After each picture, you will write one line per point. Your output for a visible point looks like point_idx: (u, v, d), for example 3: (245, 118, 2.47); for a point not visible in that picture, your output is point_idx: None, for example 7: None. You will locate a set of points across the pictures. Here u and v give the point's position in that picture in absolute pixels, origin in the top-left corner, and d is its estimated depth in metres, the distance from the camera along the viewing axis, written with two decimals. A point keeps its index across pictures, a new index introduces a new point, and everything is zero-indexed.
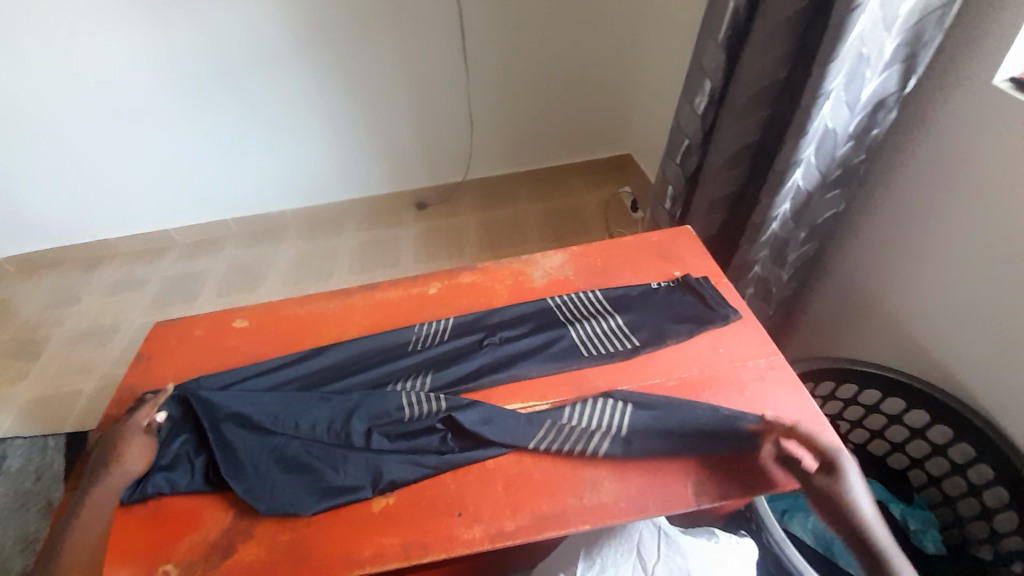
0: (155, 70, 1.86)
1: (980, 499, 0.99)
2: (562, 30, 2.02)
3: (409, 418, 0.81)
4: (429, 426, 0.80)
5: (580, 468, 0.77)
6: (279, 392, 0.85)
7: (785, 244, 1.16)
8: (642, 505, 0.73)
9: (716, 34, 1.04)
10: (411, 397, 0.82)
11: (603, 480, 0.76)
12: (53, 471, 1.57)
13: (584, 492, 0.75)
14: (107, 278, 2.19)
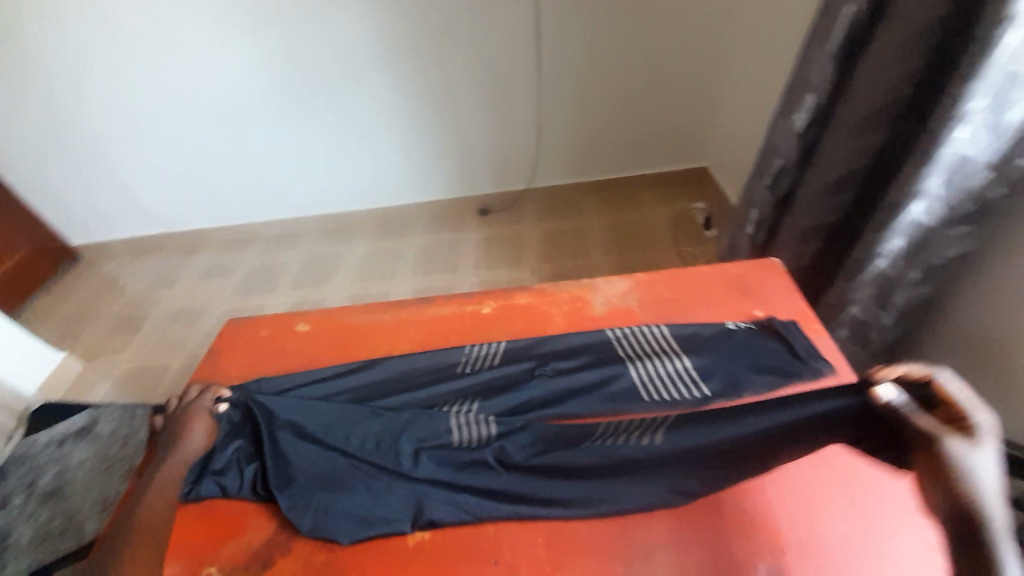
0: (254, 76, 2.00)
1: None
2: (643, 37, 1.94)
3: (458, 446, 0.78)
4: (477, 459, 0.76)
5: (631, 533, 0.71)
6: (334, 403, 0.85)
7: (894, 285, 0.99)
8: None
9: (826, 44, 0.94)
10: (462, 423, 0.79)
11: (657, 547, 0.69)
12: (136, 439, 1.72)
13: (635, 558, 0.68)
14: (200, 265, 2.40)
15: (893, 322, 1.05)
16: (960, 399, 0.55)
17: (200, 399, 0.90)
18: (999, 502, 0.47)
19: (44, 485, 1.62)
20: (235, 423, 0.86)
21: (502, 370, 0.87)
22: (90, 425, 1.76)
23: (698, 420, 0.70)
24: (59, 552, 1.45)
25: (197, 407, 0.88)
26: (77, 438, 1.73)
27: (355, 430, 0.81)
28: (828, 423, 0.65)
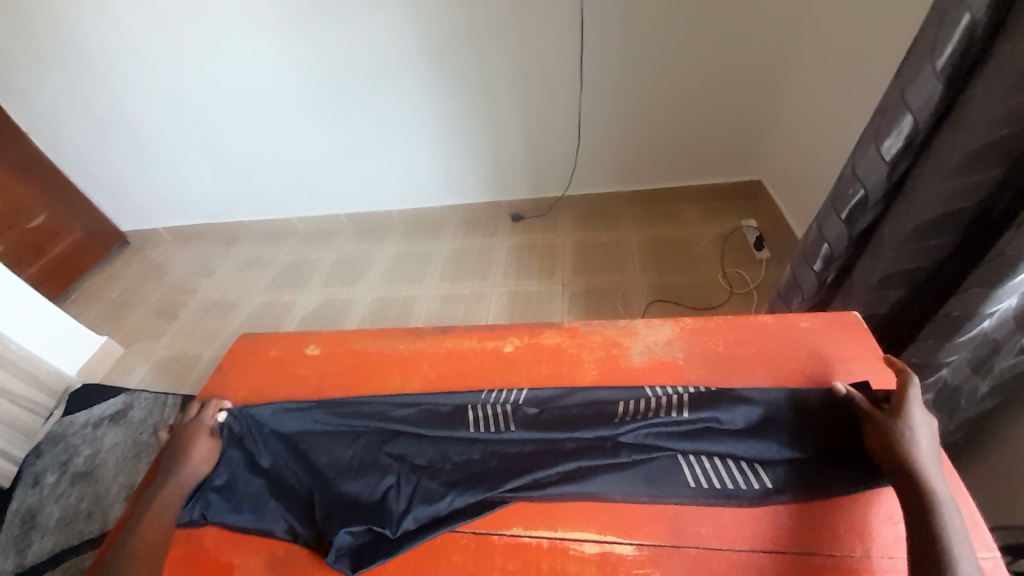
0: (295, 68, 1.95)
1: None
2: (702, 39, 1.74)
3: (462, 480, 0.70)
4: (484, 502, 0.68)
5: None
6: (322, 417, 0.82)
7: (998, 351, 0.82)
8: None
9: (936, 57, 0.76)
10: (470, 456, 0.72)
11: None
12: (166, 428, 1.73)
13: None
14: (237, 256, 2.42)
15: (989, 392, 0.88)
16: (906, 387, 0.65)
17: (203, 417, 0.83)
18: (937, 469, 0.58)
19: (80, 465, 1.65)
20: (233, 435, 0.81)
21: (509, 428, 0.74)
22: (124, 410, 1.78)
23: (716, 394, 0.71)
24: (85, 536, 1.46)
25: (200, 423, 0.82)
26: (111, 423, 1.75)
27: (344, 471, 0.73)
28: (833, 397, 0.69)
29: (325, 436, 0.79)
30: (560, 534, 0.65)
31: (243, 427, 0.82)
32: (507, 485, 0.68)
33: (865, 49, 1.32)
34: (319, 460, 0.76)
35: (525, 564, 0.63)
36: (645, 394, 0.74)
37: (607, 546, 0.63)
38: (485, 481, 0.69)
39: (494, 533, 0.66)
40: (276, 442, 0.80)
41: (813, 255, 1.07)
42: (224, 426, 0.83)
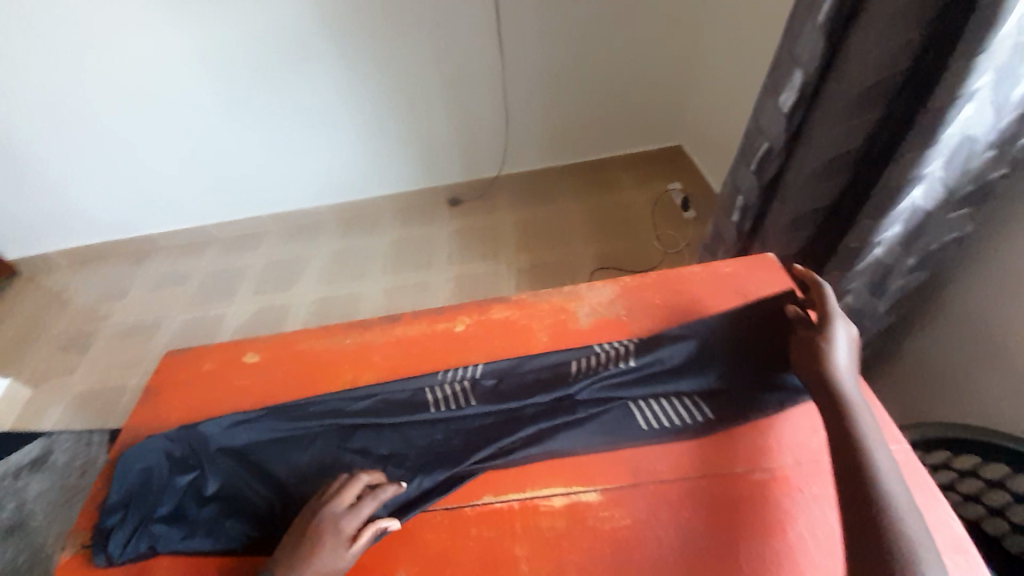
0: (189, 59, 1.77)
1: None
2: (615, 9, 1.78)
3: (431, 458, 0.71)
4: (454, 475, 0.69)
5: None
6: (273, 423, 0.79)
7: (888, 273, 0.93)
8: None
9: (816, 14, 0.83)
10: (432, 436, 0.73)
11: None
12: (98, 466, 1.57)
13: None
14: (151, 274, 2.20)
15: (887, 310, 1.00)
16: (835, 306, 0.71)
17: (358, 512, 0.62)
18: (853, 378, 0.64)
19: (2, 521, 1.46)
20: (176, 460, 0.76)
21: (470, 404, 0.75)
22: (43, 456, 1.59)
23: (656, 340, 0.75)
24: None
25: (336, 519, 0.62)
26: (32, 470, 1.56)
27: (307, 474, 0.72)
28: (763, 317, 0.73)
29: (278, 443, 0.76)
30: (526, 493, 0.67)
31: (186, 450, 0.76)
32: (475, 454, 0.70)
33: (763, 11, 1.42)
34: (276, 469, 0.73)
35: (499, 527, 0.65)
36: (592, 351, 0.77)
37: (575, 496, 0.67)
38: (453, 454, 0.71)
39: (466, 506, 0.68)
40: (223, 458, 0.75)
41: (731, 207, 1.15)
42: (161, 453, 0.76)
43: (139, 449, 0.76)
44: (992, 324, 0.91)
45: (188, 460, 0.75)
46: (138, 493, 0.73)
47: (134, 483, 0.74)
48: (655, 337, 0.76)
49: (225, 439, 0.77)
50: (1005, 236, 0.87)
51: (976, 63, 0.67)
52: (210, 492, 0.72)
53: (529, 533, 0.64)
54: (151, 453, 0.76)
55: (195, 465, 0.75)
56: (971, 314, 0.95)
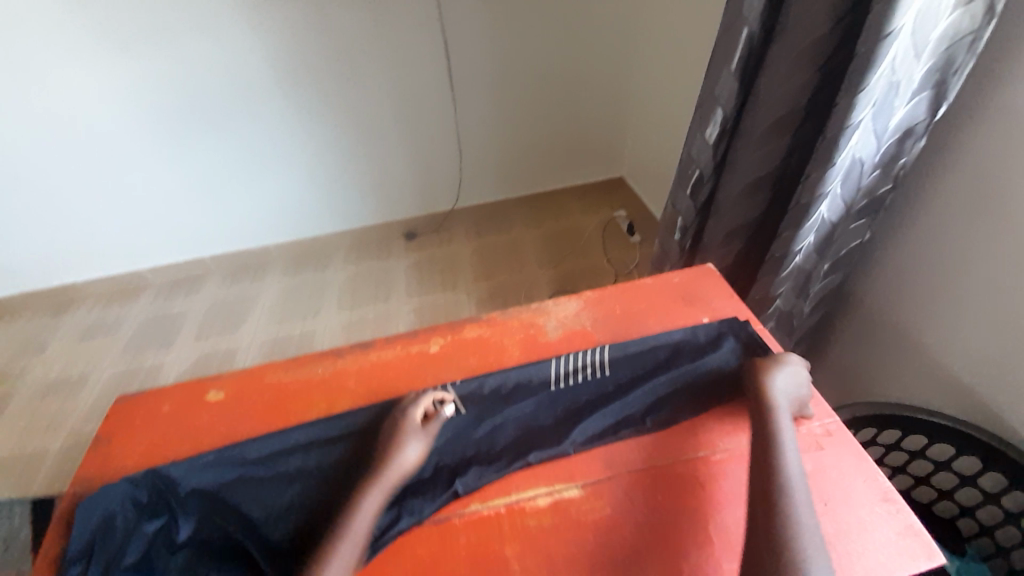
0: (125, 103, 1.73)
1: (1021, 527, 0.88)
2: (556, 54, 1.95)
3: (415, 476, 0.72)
4: (440, 486, 0.71)
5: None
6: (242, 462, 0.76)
7: (808, 278, 1.08)
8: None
9: (730, 61, 0.97)
10: None
11: None
12: (19, 543, 1.39)
13: None
14: (78, 324, 2.03)
15: (811, 309, 1.15)
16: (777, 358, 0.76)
17: (420, 404, 0.76)
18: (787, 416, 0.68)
19: None
20: (142, 505, 0.72)
21: (460, 412, 0.78)
22: None
23: (622, 350, 0.83)
24: None
25: (409, 414, 0.75)
26: None
27: (285, 519, 0.70)
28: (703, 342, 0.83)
29: (255, 485, 0.73)
30: (507, 488, 0.71)
31: (152, 494, 0.73)
32: (465, 482, 0.70)
33: (694, 58, 1.63)
34: (250, 511, 0.71)
35: (486, 534, 0.67)
36: (566, 353, 0.84)
37: (558, 493, 0.70)
38: (439, 470, 0.73)
39: (453, 516, 0.69)
40: (195, 501, 0.72)
41: (673, 228, 1.27)
42: (123, 498, 0.72)
43: (100, 495, 0.72)
44: (897, 313, 1.07)
45: (156, 505, 0.72)
46: (100, 542, 0.68)
47: (94, 532, 0.69)
48: (620, 346, 0.83)
49: (196, 479, 0.74)
50: (898, 238, 1.03)
51: (857, 100, 0.81)
52: (182, 538, 0.69)
53: (517, 535, 0.66)
54: (111, 499, 0.72)
55: (165, 510, 0.72)
56: (880, 307, 1.10)
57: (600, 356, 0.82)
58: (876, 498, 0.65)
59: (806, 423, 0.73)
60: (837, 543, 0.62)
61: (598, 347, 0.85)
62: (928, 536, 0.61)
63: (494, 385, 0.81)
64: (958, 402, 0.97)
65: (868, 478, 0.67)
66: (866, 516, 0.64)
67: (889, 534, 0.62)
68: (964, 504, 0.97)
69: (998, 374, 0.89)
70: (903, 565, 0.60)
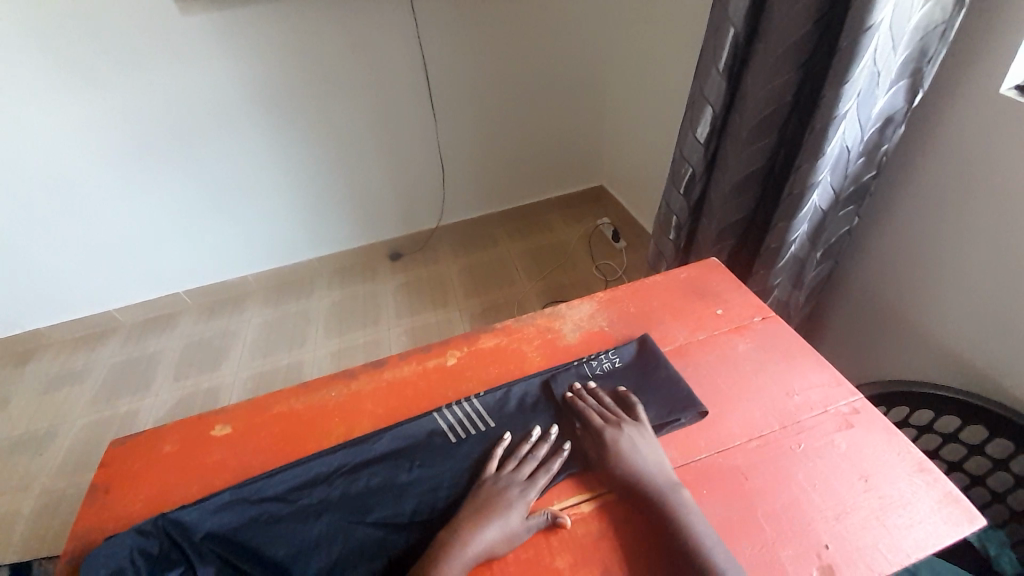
0: (91, 138, 1.66)
1: None
2: (534, 68, 1.99)
3: (451, 495, 0.70)
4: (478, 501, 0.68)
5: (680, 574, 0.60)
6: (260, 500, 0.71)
7: (803, 266, 1.11)
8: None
9: (717, 62, 1.01)
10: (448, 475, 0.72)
11: None
12: None
13: None
14: (42, 373, 1.90)
15: (806, 298, 1.18)
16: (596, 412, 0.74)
17: (536, 484, 0.68)
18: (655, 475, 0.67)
19: None
20: (153, 557, 0.67)
21: (487, 425, 0.77)
22: None
23: (636, 350, 0.84)
24: None
25: (511, 483, 0.68)
26: None
27: (315, 559, 0.65)
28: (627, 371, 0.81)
29: (278, 525, 0.69)
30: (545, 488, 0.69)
31: (163, 544, 0.67)
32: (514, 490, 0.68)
33: (670, 66, 1.69)
34: (275, 553, 0.66)
35: (533, 546, 0.65)
36: (585, 356, 0.85)
37: (600, 497, 0.68)
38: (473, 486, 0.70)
39: None
40: (212, 547, 0.67)
41: (667, 228, 1.30)
42: (131, 552, 0.67)
43: (105, 550, 0.67)
44: (889, 294, 1.11)
45: (169, 555, 0.67)
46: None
47: None
48: (632, 347, 0.84)
49: (211, 523, 0.69)
50: (884, 223, 1.09)
51: (842, 92, 0.86)
52: None
53: (566, 544, 0.64)
54: (119, 553, 0.67)
55: (179, 560, 0.66)
56: (873, 289, 1.15)
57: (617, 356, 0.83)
58: (912, 469, 0.67)
59: (833, 404, 0.75)
60: (883, 517, 0.63)
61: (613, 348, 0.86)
62: (966, 501, 0.63)
63: (519, 395, 0.80)
64: (956, 375, 1.01)
65: (901, 451, 0.69)
66: (907, 489, 0.65)
67: (930, 503, 0.64)
68: (974, 473, 1.01)
69: (994, 343, 0.93)
70: (948, 533, 0.61)
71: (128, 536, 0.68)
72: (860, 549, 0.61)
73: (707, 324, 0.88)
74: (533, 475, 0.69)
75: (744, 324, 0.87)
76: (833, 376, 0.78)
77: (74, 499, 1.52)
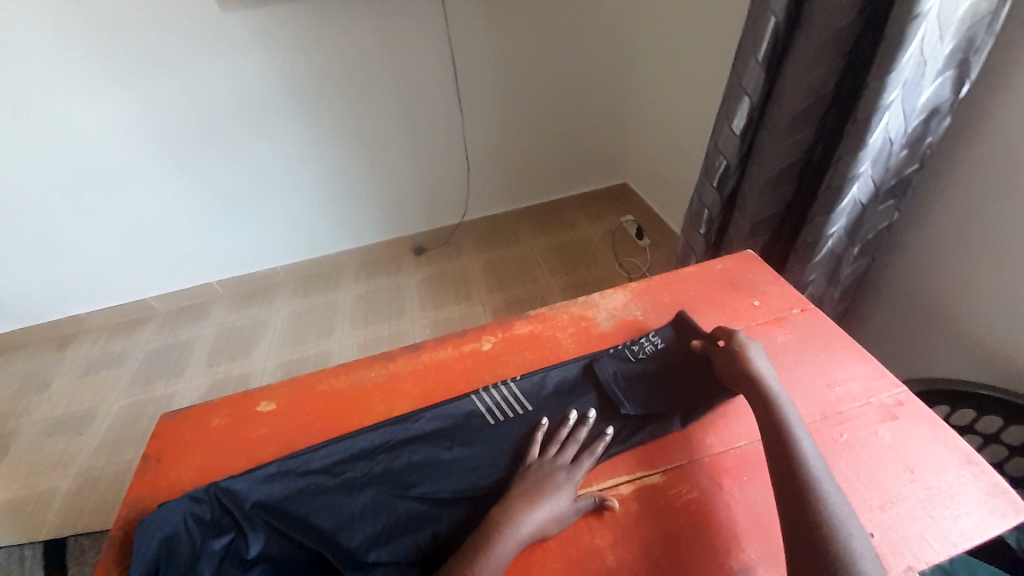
0: (133, 133, 1.73)
1: None
2: (563, 63, 1.99)
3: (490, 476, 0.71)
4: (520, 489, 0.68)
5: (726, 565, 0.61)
6: (304, 474, 0.74)
7: (839, 262, 1.10)
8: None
9: (756, 53, 1.01)
10: (489, 456, 0.74)
11: (757, 567, 0.61)
12: None
13: None
14: (81, 357, 1.99)
15: (841, 294, 1.17)
16: (752, 354, 0.73)
17: (580, 467, 0.69)
18: (791, 411, 0.67)
19: None
20: (205, 522, 0.70)
21: (525, 409, 0.78)
22: None
23: (675, 336, 0.84)
24: None
25: (557, 467, 0.70)
26: None
27: (361, 529, 0.68)
28: (660, 357, 0.82)
29: (323, 496, 0.72)
30: (589, 471, 0.71)
31: (215, 510, 0.70)
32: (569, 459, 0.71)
33: (700, 62, 1.68)
34: (322, 523, 0.69)
35: (574, 525, 0.66)
36: (622, 343, 0.86)
37: (640, 481, 0.70)
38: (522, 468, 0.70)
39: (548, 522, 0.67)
40: (262, 515, 0.70)
41: (698, 221, 1.29)
42: (184, 517, 0.70)
43: (161, 514, 0.70)
44: (931, 292, 1.09)
45: (222, 521, 0.70)
46: (166, 563, 0.66)
47: (158, 553, 0.67)
48: (669, 333, 0.85)
49: (260, 492, 0.72)
50: (926, 218, 1.06)
51: (887, 82, 0.84)
52: (253, 554, 0.67)
53: (607, 524, 0.66)
54: (174, 517, 0.70)
55: (230, 525, 0.69)
56: (913, 286, 1.12)
57: (654, 344, 0.84)
58: (960, 461, 0.66)
59: (877, 396, 0.74)
60: (931, 507, 0.62)
61: (649, 334, 0.86)
62: (1016, 494, 0.63)
63: (558, 379, 0.82)
64: (999, 375, 0.99)
65: (948, 444, 0.68)
66: (954, 480, 0.65)
67: (978, 495, 0.63)
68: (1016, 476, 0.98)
69: None
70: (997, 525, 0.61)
71: (181, 502, 0.71)
72: (908, 539, 0.60)
73: (742, 316, 0.88)
74: (576, 458, 0.71)
75: (781, 316, 0.87)
76: (874, 368, 0.77)
77: (111, 477, 1.59)
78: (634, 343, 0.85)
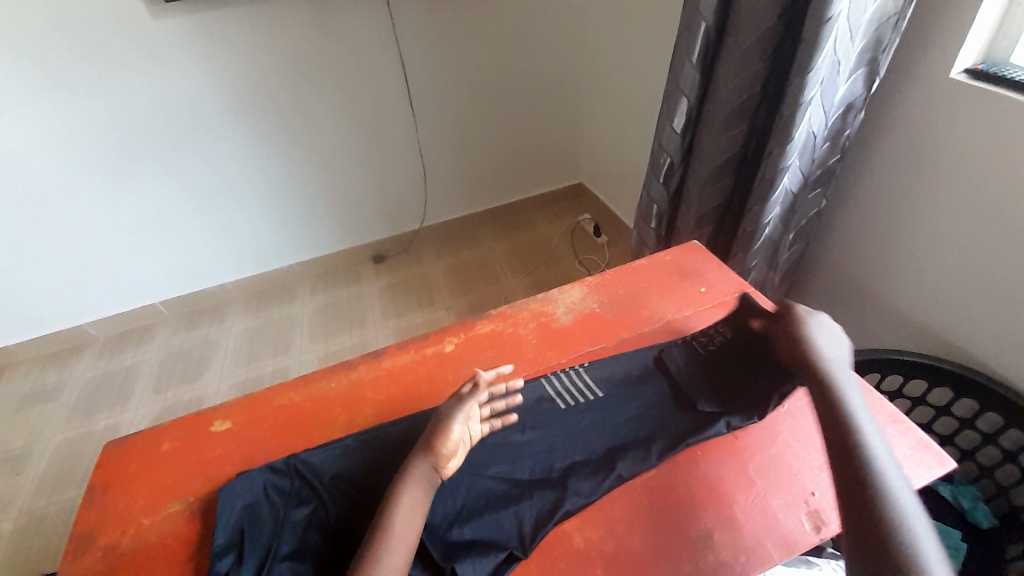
0: (59, 148, 1.61)
1: (998, 444, 0.99)
2: (513, 67, 2.03)
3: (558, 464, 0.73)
4: (549, 484, 0.71)
5: (683, 536, 0.65)
6: (375, 451, 0.75)
7: (776, 248, 1.18)
8: (767, 555, 0.63)
9: (691, 55, 1.07)
10: (562, 448, 0.75)
11: (713, 533, 0.65)
12: None
13: (699, 554, 0.64)
14: (11, 392, 1.82)
15: (781, 278, 1.25)
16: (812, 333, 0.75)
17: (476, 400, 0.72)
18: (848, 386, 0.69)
19: None
20: (285, 493, 0.71)
21: (596, 395, 0.81)
22: None
23: (739, 323, 0.84)
24: None
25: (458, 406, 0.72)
26: None
27: (442, 505, 0.69)
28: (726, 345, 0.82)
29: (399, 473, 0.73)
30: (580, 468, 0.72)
31: (295, 483, 0.72)
32: (557, 460, 0.73)
33: (643, 65, 1.76)
34: None
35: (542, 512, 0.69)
36: (688, 336, 0.86)
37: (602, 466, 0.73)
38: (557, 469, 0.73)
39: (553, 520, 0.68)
40: (339, 487, 0.72)
41: (648, 216, 1.35)
42: (265, 486, 0.72)
43: (245, 481, 0.72)
44: (859, 271, 1.19)
45: (301, 493, 0.71)
46: (249, 530, 0.68)
47: (241, 521, 0.69)
48: (735, 322, 0.84)
49: (336, 466, 0.74)
50: (849, 204, 1.16)
51: (806, 81, 0.92)
52: (334, 525, 0.68)
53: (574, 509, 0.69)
54: (254, 487, 0.72)
55: (310, 497, 0.71)
56: (843, 267, 1.22)
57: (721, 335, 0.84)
58: (886, 420, 0.73)
59: None
60: None
61: (716, 326, 0.86)
62: (937, 447, 0.70)
63: (621, 371, 0.83)
64: (921, 342, 1.09)
65: (875, 406, 0.75)
66: None
67: (904, 449, 0.70)
68: (943, 433, 1.08)
69: (953, 310, 1.01)
70: (922, 475, 0.68)
71: (267, 472, 0.74)
72: None
73: (691, 302, 0.93)
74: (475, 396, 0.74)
75: (725, 300, 0.93)
76: None
77: (55, 518, 1.47)
78: (701, 334, 0.85)
